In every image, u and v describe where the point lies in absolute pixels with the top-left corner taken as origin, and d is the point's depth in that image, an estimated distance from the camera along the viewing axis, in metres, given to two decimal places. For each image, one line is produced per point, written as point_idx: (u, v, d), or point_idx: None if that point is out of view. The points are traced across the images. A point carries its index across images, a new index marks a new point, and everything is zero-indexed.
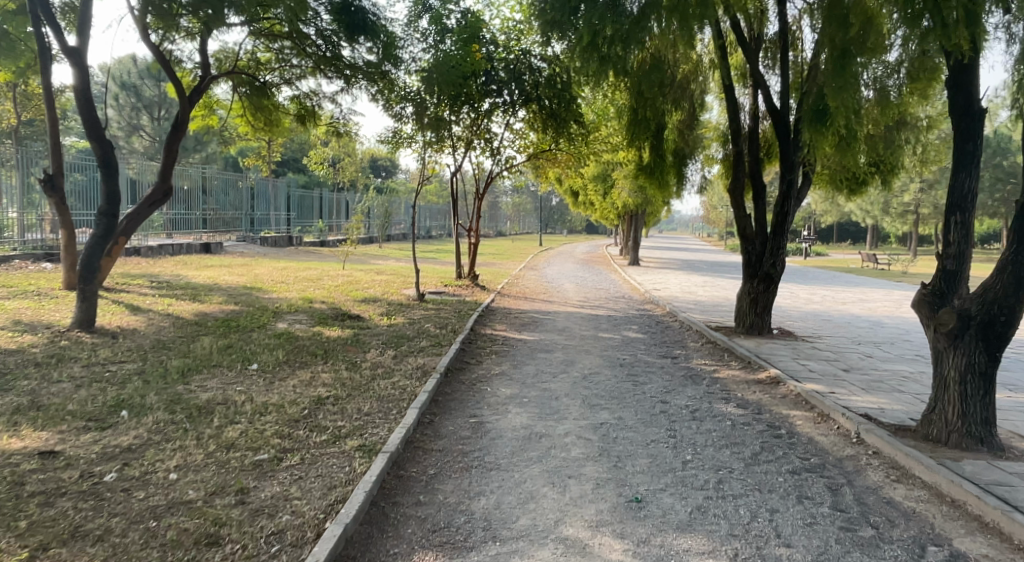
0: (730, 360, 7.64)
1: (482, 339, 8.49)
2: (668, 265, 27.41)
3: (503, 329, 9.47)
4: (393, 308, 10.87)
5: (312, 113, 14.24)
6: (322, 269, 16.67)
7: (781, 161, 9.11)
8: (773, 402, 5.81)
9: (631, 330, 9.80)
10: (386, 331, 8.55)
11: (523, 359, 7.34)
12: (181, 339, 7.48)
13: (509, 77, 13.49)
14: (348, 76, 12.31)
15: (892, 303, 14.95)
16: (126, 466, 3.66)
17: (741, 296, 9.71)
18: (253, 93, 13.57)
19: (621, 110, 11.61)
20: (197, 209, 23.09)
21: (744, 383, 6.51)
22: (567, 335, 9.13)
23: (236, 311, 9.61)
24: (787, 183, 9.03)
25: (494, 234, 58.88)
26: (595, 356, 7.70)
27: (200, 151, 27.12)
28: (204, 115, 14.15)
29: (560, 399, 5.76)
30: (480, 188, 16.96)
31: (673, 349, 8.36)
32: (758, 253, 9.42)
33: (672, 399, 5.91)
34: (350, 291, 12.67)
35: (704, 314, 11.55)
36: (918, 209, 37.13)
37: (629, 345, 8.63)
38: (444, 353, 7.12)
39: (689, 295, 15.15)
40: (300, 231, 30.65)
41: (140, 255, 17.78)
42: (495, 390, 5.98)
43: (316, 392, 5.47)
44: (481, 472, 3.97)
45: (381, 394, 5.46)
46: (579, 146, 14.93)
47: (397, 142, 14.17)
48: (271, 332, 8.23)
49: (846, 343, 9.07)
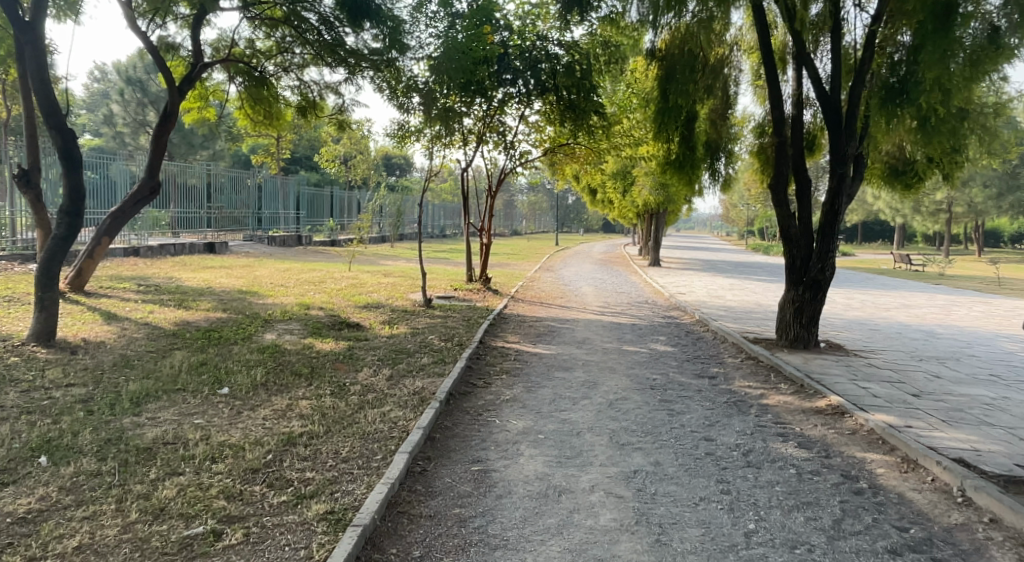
0: (778, 382, 6.60)
1: (491, 354, 7.51)
2: (691, 266, 26.29)
3: (516, 341, 8.49)
4: (397, 316, 9.93)
5: (314, 105, 13.34)
6: (327, 271, 15.79)
7: (830, 152, 8.11)
8: (843, 442, 4.77)
9: (659, 343, 8.77)
10: (385, 345, 7.60)
11: (538, 381, 6.35)
12: (150, 354, 6.60)
13: (525, 66, 12.46)
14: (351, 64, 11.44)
15: (940, 310, 13.74)
16: (6, 550, 2.75)
17: (783, 305, 8.65)
18: (251, 84, 12.72)
19: (647, 99, 10.60)
20: (202, 207, 22.31)
21: (801, 415, 5.46)
22: (588, 349, 8.12)
23: (222, 319, 8.73)
24: (838, 177, 8.05)
25: (509, 234, 57.99)
26: (622, 376, 6.69)
27: (208, 149, 26.41)
28: (200, 108, 13.28)
29: (583, 436, 4.76)
30: (493, 185, 15.98)
31: (709, 367, 7.33)
32: (804, 256, 8.40)
33: (718, 436, 4.89)
34: (352, 296, 11.75)
35: (738, 323, 10.48)
36: (950, 208, 35.61)
37: (658, 361, 7.62)
38: (447, 374, 6.16)
39: (718, 299, 14.07)
40: (310, 230, 29.90)
41: (139, 256, 17.07)
42: (504, 423, 5.00)
43: (288, 427, 4.54)
44: (481, 553, 3.01)
45: (365, 430, 4.50)
46: (599, 138, 13.85)
47: (405, 136, 13.29)
48: (256, 345, 7.32)
49: (905, 359, 7.98)
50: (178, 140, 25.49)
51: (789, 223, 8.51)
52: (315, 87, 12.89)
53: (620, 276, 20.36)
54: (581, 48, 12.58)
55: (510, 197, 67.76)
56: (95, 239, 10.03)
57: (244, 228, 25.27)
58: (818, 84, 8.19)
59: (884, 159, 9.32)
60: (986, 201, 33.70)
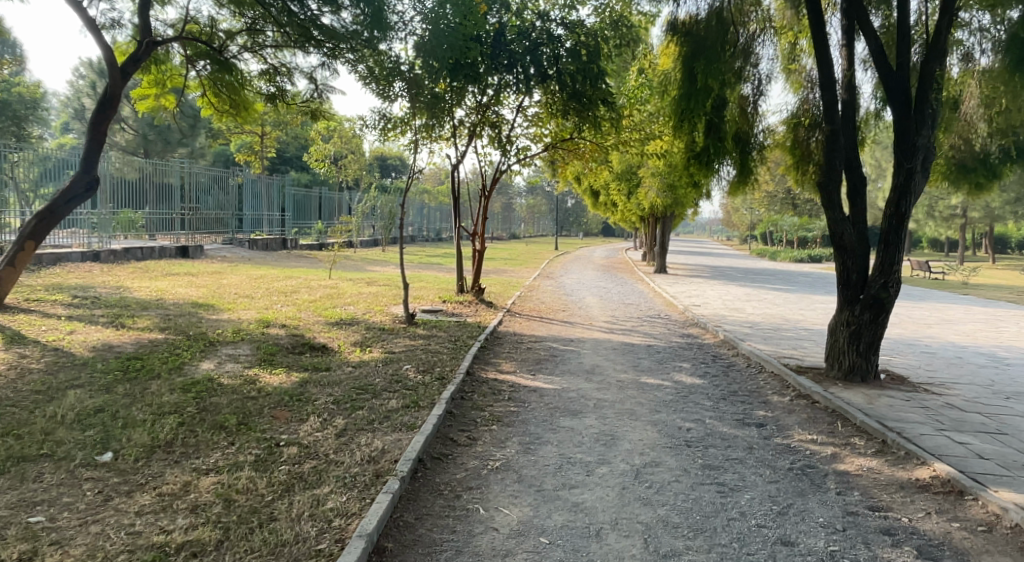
0: (849, 436, 5.08)
1: (480, 392, 5.99)
2: (699, 272, 24.93)
3: (511, 370, 6.99)
4: (371, 337, 8.41)
5: (287, 93, 11.84)
6: (304, 278, 14.26)
7: (897, 142, 6.66)
8: (982, 552, 3.28)
9: (683, 373, 7.26)
10: (347, 379, 6.07)
11: (539, 434, 4.86)
12: (34, 396, 5.04)
13: (524, 49, 10.92)
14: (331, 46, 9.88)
15: (987, 327, 12.26)
16: None
17: (834, 327, 7.17)
18: (214, 68, 11.05)
19: (663, 86, 9.12)
20: (176, 208, 20.66)
21: (901, 496, 3.95)
22: (599, 382, 6.61)
23: (156, 341, 7.21)
24: (905, 174, 6.63)
25: (507, 238, 56.59)
26: (645, 426, 5.18)
27: (186, 146, 24.85)
28: (157, 96, 11.71)
29: (604, 538, 3.27)
30: (488, 185, 14.45)
31: (753, 411, 5.82)
32: (860, 268, 6.92)
33: (798, 537, 3.39)
34: (323, 310, 10.23)
35: (771, 344, 9.01)
36: (966, 212, 34.22)
37: (687, 399, 6.13)
38: (418, 429, 4.63)
39: (739, 313, 12.58)
40: (297, 233, 28.43)
41: (99, 261, 15.69)
42: (491, 514, 3.49)
43: (164, 534, 3.01)
44: None
45: (279, 539, 2.99)
46: (607, 132, 12.41)
47: (389, 129, 11.80)
48: (182, 379, 5.78)
49: (987, 396, 6.50)
50: (154, 136, 23.58)
51: (843, 229, 7.03)
52: (286, 72, 11.35)
53: (625, 285, 18.89)
54: (588, 29, 11.12)
55: (508, 200, 66.39)
56: (18, 242, 8.48)
57: (224, 231, 23.73)
58: (882, 60, 6.74)
59: (946, 155, 7.92)
60: (1004, 206, 32.40)
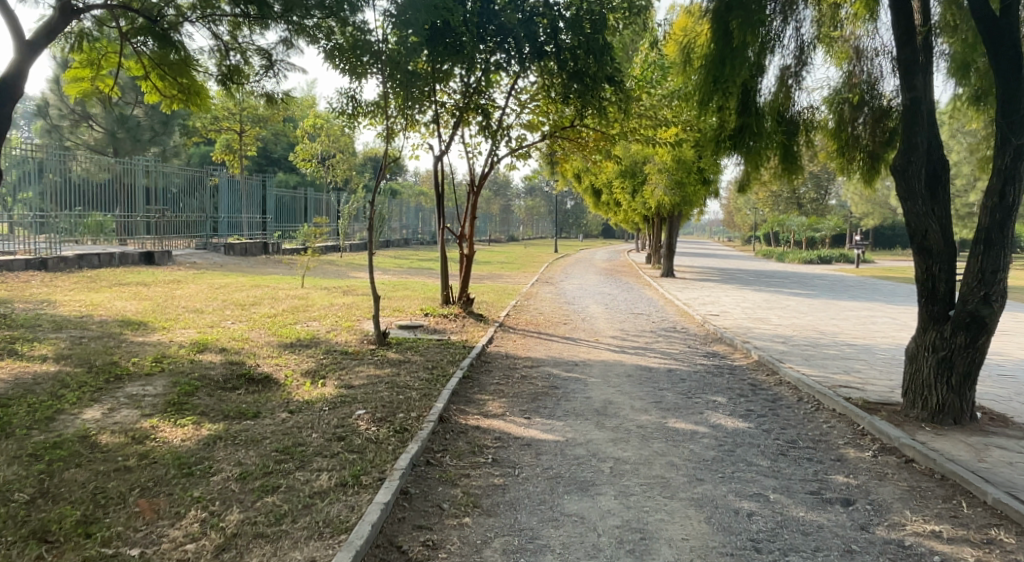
0: (987, 528, 3.47)
1: (454, 451, 4.39)
2: (708, 275, 23.39)
3: (499, 414, 5.37)
4: (328, 363, 6.81)
5: (243, 74, 10.15)
6: (271, 288, 12.62)
7: (1003, 110, 5.08)
8: None
9: (720, 412, 5.64)
10: (274, 435, 4.46)
11: (536, 533, 3.24)
12: None
13: (517, 21, 9.29)
14: (294, 27, 7.73)
15: None
16: None
17: (914, 354, 5.59)
18: (155, 45, 9.30)
19: (686, 54, 7.46)
20: (139, 211, 18.69)
21: None
22: (614, 430, 4.98)
23: (43, 377, 5.60)
24: (1013, 153, 5.02)
25: (503, 240, 55.11)
26: (686, 512, 3.56)
27: (160, 144, 23.28)
28: (93, 79, 10.09)
29: None
30: (477, 182, 12.80)
31: (830, 478, 4.20)
32: (949, 276, 5.34)
33: None
34: (279, 327, 8.61)
35: (819, 368, 7.39)
36: None
37: (735, 456, 4.53)
38: (346, 533, 3.03)
39: (765, 325, 10.99)
40: (280, 237, 26.79)
41: (47, 269, 14.07)
42: None
43: None
44: None
45: None
46: (613, 120, 10.77)
47: (360, 115, 10.19)
48: (39, 440, 4.17)
49: None
50: (123, 135, 22.18)
51: (926, 225, 5.44)
52: (242, 48, 9.72)
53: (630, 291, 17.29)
54: None
55: (507, 203, 64.91)
56: None
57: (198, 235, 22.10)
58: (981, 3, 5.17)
59: None
60: None
